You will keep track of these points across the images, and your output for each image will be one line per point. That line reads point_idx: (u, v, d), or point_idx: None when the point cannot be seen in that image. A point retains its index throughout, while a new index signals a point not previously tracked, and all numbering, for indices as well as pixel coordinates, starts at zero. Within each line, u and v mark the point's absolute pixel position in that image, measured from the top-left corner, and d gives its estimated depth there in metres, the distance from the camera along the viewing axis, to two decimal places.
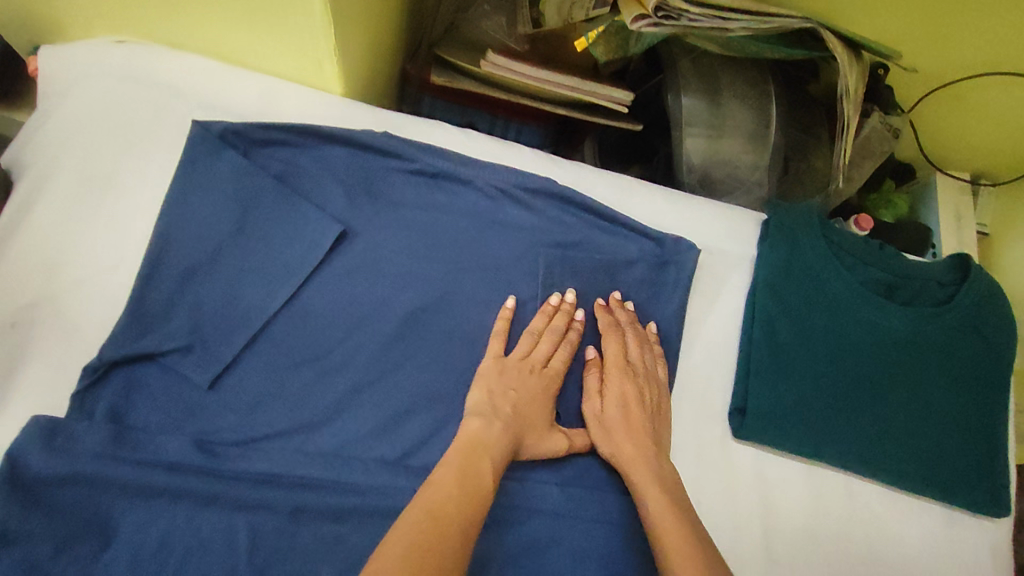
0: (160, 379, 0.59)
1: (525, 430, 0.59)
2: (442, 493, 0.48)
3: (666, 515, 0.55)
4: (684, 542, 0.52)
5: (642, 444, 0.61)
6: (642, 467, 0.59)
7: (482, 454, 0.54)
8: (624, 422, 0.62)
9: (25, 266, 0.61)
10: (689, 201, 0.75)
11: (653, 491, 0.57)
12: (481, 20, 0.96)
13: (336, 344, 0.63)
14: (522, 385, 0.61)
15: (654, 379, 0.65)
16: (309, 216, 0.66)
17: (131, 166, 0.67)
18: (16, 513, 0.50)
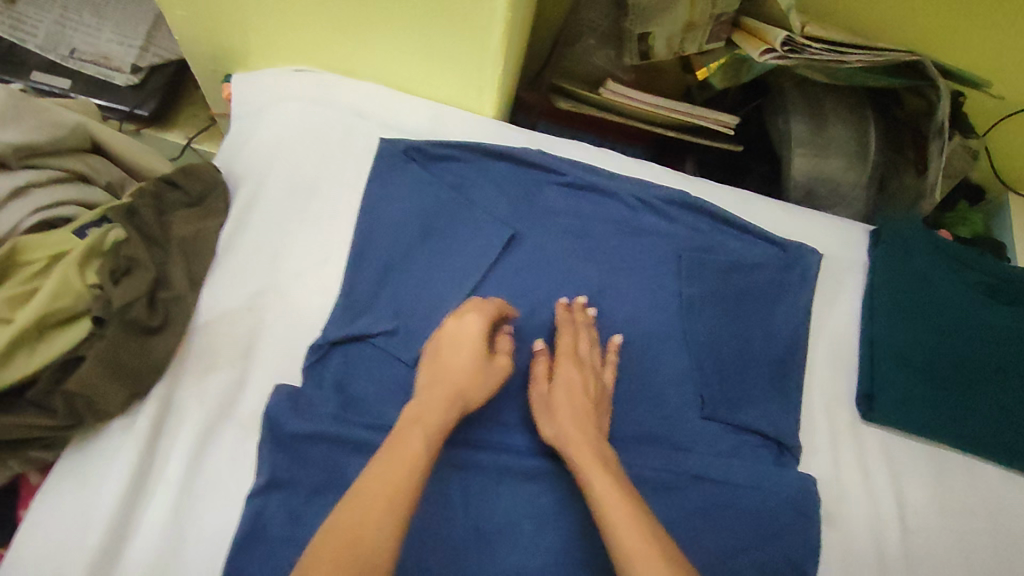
0: (370, 355, 0.68)
1: (452, 384, 0.59)
2: (377, 480, 0.47)
3: (608, 490, 0.53)
4: (630, 518, 0.50)
5: (587, 423, 0.62)
6: (585, 448, 0.59)
7: (418, 427, 0.53)
8: (570, 404, 0.63)
9: (250, 260, 0.71)
10: (803, 214, 0.84)
11: (593, 469, 0.56)
12: (590, 55, 1.04)
13: (512, 331, 0.72)
14: (449, 351, 0.61)
15: (589, 367, 0.67)
16: (483, 221, 0.76)
17: (326, 177, 0.77)
18: (280, 463, 0.61)
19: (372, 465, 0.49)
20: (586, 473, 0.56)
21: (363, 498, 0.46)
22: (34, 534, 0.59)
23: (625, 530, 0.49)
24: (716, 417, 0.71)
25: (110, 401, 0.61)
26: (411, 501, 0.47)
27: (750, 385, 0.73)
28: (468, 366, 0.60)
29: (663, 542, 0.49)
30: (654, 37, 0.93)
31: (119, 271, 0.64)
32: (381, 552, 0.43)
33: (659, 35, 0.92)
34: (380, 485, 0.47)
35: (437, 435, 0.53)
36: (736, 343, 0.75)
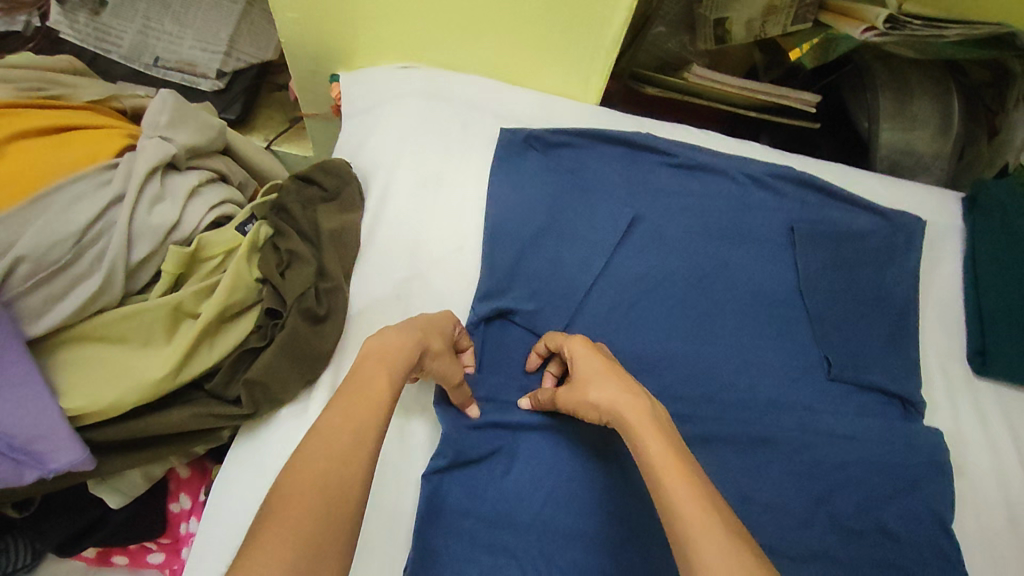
0: (513, 335, 0.72)
1: (427, 340, 0.59)
2: (346, 421, 0.48)
3: (667, 463, 0.48)
4: (690, 492, 0.45)
5: (627, 388, 0.55)
6: (642, 422, 0.52)
7: (383, 374, 0.52)
8: (606, 377, 0.57)
9: (392, 249, 0.74)
10: (897, 185, 0.88)
11: (656, 446, 0.49)
12: (663, 42, 1.06)
13: (644, 307, 0.75)
14: (420, 318, 0.62)
15: (605, 353, 0.63)
16: (603, 204, 0.79)
17: (452, 168, 0.80)
18: (447, 440, 0.64)
19: (344, 406, 0.49)
20: (642, 441, 0.50)
21: (328, 443, 0.46)
22: (224, 519, 0.61)
23: (688, 501, 0.44)
24: (843, 379, 0.74)
25: (287, 389, 0.62)
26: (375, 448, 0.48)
27: (871, 347, 0.76)
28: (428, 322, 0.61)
29: (724, 517, 0.44)
30: (732, 22, 0.96)
31: (282, 265, 0.66)
32: (354, 490, 0.45)
33: (737, 21, 0.95)
34: (344, 426, 0.48)
35: (398, 383, 0.53)
36: (851, 308, 0.78)
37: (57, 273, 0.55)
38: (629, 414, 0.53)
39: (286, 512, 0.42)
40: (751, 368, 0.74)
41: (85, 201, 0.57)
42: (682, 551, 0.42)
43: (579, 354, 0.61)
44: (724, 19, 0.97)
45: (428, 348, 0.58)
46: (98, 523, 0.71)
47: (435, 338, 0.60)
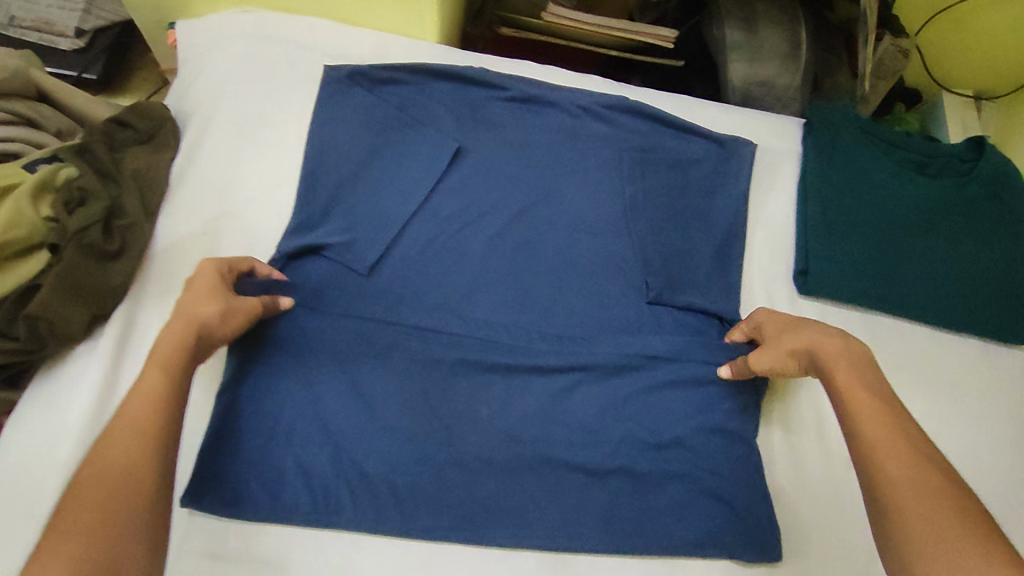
0: (323, 269, 0.71)
1: (198, 311, 0.57)
2: (122, 419, 0.50)
3: (858, 394, 0.56)
4: (882, 414, 0.54)
5: (824, 329, 0.63)
6: (835, 359, 0.60)
7: (157, 371, 0.53)
8: (810, 328, 0.63)
9: (205, 188, 0.73)
10: (738, 114, 0.88)
11: (849, 381, 0.58)
12: None
13: (465, 238, 0.75)
14: (188, 285, 0.60)
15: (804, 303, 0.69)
16: (429, 138, 0.78)
17: (275, 108, 0.79)
18: (246, 368, 0.65)
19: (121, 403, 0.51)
20: (836, 380, 0.58)
21: (107, 450, 0.48)
22: (6, 457, 0.60)
23: (880, 428, 0.53)
24: (663, 301, 0.74)
25: (70, 324, 0.62)
26: (159, 438, 0.50)
27: (693, 270, 0.77)
28: (190, 293, 0.59)
29: (914, 437, 0.52)
30: None
31: (72, 203, 0.65)
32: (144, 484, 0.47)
33: None
34: (123, 425, 0.49)
35: (181, 372, 0.54)
36: (677, 233, 0.79)
37: None
38: (834, 355, 0.60)
39: (67, 522, 0.43)
40: (571, 294, 0.74)
41: None
42: (869, 458, 0.52)
43: (763, 315, 0.68)
44: None
45: (201, 321, 0.57)
46: None
47: (205, 306, 0.58)
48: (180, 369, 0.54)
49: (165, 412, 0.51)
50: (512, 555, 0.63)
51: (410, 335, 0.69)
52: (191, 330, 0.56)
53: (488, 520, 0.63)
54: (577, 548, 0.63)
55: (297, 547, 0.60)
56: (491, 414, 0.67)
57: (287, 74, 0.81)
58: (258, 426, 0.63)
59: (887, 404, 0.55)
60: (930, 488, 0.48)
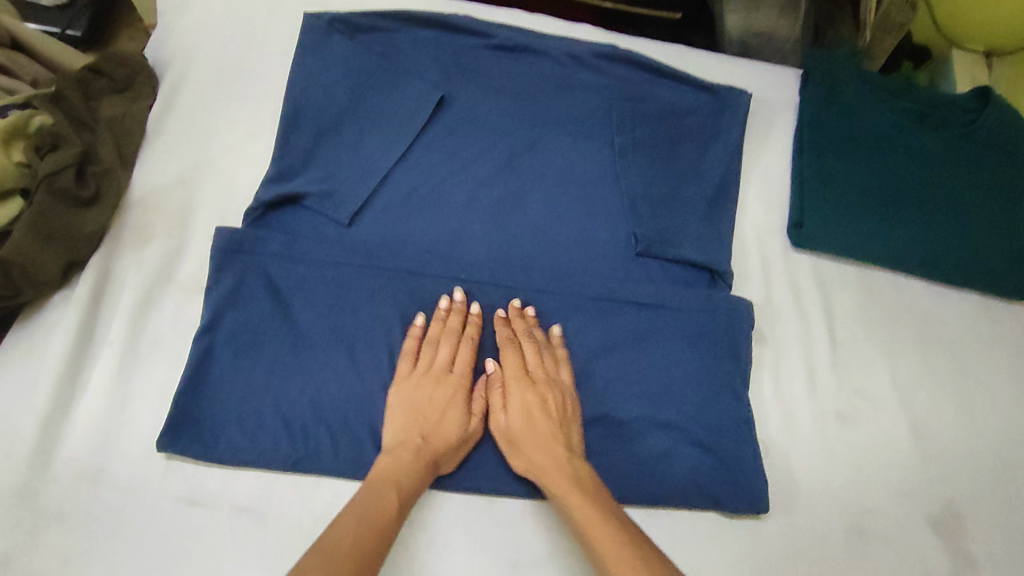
0: (302, 219, 0.69)
1: (448, 420, 0.61)
2: (342, 533, 0.50)
3: (589, 527, 0.54)
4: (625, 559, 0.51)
5: (544, 446, 0.60)
6: (559, 478, 0.58)
7: (394, 489, 0.56)
8: (530, 434, 0.61)
9: (183, 136, 0.72)
10: (733, 63, 0.85)
11: (576, 500, 0.56)
12: None
13: (449, 189, 0.73)
14: (435, 411, 0.61)
15: (514, 365, 0.63)
16: (413, 86, 0.76)
17: (254, 55, 0.77)
18: (220, 314, 0.63)
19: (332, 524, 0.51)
20: (566, 505, 0.56)
21: (336, 551, 0.48)
22: None
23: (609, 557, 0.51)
24: (653, 254, 0.72)
25: (45, 269, 0.61)
26: (382, 538, 0.52)
27: (684, 222, 0.75)
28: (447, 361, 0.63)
29: None
30: None
31: (44, 148, 0.64)
32: None
33: None
34: (343, 536, 0.50)
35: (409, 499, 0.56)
36: (668, 184, 0.77)
37: None
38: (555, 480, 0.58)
39: None
40: (558, 246, 0.72)
41: None
42: None
43: (518, 397, 0.62)
44: None
45: (429, 440, 0.60)
46: None
47: (449, 419, 0.61)
48: (420, 480, 0.58)
49: (393, 516, 0.54)
50: (497, 502, 0.64)
51: (392, 283, 0.67)
52: (447, 444, 0.60)
53: (469, 470, 0.62)
54: None
55: (278, 496, 0.60)
56: (475, 363, 0.66)
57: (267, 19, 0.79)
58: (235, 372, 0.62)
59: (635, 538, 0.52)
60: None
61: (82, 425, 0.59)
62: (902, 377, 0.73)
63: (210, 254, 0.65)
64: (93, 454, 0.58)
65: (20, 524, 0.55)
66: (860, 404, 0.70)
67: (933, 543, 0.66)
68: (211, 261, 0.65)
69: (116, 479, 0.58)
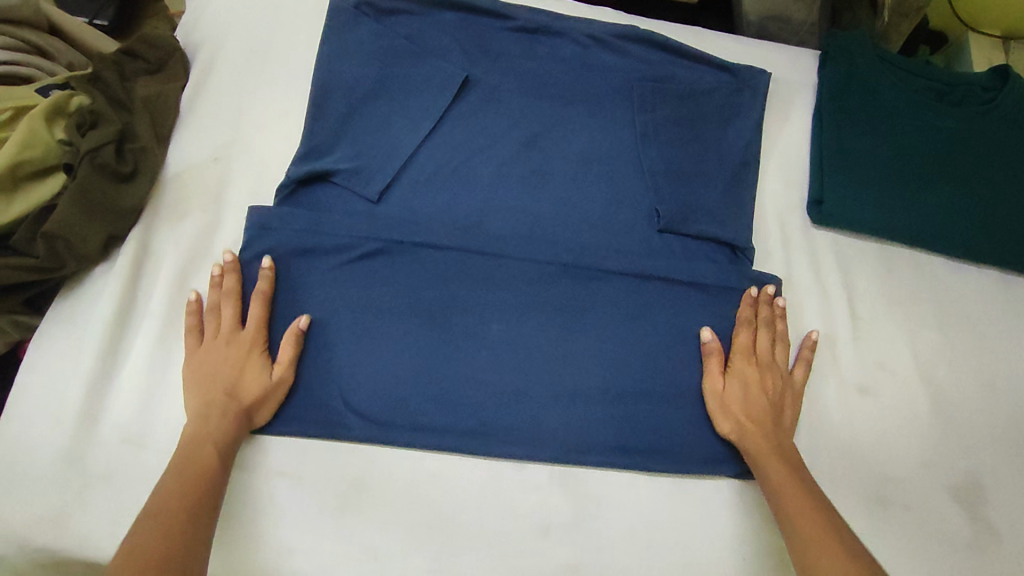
0: (332, 195, 0.71)
1: (737, 403, 0.66)
2: (167, 496, 0.51)
3: (791, 497, 0.58)
4: (820, 531, 0.54)
5: (762, 422, 0.64)
6: (762, 440, 0.63)
7: (211, 446, 0.56)
8: (745, 405, 0.65)
9: (214, 115, 0.73)
10: (750, 43, 0.86)
11: (774, 464, 0.61)
12: None
13: (475, 167, 0.74)
14: (744, 399, 0.66)
15: (745, 350, 0.68)
16: (438, 67, 0.78)
17: (282, 37, 0.79)
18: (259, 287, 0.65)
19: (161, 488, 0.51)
20: (769, 474, 0.61)
21: (164, 515, 0.49)
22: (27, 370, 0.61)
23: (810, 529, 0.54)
24: (676, 230, 0.74)
25: (86, 243, 0.63)
26: (205, 493, 0.52)
27: (705, 199, 0.76)
28: (232, 320, 0.62)
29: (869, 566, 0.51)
30: None
31: (85, 126, 0.66)
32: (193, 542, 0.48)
33: None
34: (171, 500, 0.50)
35: (229, 456, 0.57)
36: (688, 162, 0.78)
37: None
38: (765, 450, 0.62)
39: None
40: (581, 222, 0.73)
41: None
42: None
43: (745, 368, 0.67)
44: None
45: (766, 421, 0.65)
46: None
47: (756, 406, 0.65)
48: (233, 439, 0.58)
49: (215, 476, 0.54)
50: (524, 468, 0.64)
51: (420, 258, 0.68)
52: (254, 397, 0.59)
53: (497, 437, 0.63)
54: (588, 463, 0.64)
55: (311, 462, 0.61)
56: (502, 335, 0.67)
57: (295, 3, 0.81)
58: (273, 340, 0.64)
59: (826, 516, 0.56)
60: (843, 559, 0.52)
61: (125, 392, 0.61)
62: (923, 350, 0.73)
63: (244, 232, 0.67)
64: (136, 419, 0.60)
65: (70, 486, 0.57)
66: (880, 375, 0.71)
67: (953, 510, 0.67)
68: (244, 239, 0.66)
69: (156, 444, 0.59)
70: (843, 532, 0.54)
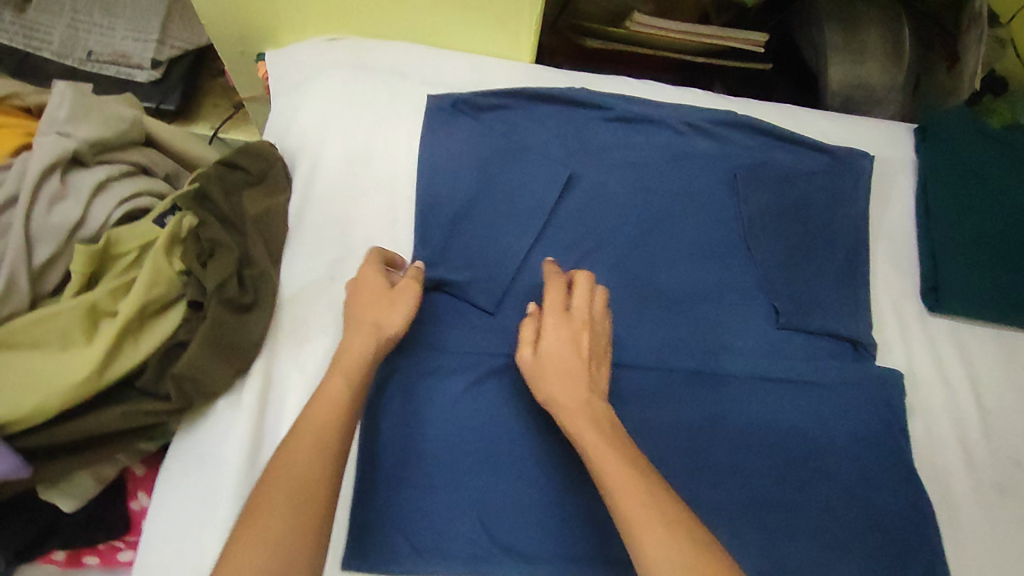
0: (449, 307, 0.71)
1: (557, 366, 0.58)
2: (303, 433, 0.53)
3: (610, 471, 0.50)
4: (642, 509, 0.48)
5: (578, 387, 0.57)
6: (579, 416, 0.55)
7: (338, 377, 0.58)
8: (557, 367, 0.58)
9: (321, 229, 0.72)
10: (844, 120, 0.85)
11: (591, 437, 0.53)
12: None
13: (586, 270, 0.74)
14: (553, 360, 0.58)
15: (576, 305, 0.61)
16: (539, 166, 0.77)
17: (380, 141, 0.78)
18: (393, 417, 0.66)
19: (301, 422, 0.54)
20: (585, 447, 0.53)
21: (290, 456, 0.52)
22: (167, 517, 0.61)
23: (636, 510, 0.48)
24: (794, 328, 0.73)
25: (216, 381, 0.62)
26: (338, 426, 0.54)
27: (822, 294, 0.74)
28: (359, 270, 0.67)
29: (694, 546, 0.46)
30: None
31: (204, 255, 0.65)
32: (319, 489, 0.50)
33: None
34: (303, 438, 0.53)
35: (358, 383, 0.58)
36: (799, 254, 0.76)
37: None
38: (581, 419, 0.55)
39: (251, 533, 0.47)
40: (698, 325, 0.73)
41: None
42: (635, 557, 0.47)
43: (553, 333, 0.59)
44: None
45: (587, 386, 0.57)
46: (52, 526, 0.70)
47: (569, 374, 0.57)
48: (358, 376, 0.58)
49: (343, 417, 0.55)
50: None
51: None
52: (382, 315, 0.62)
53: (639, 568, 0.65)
54: None
55: None
56: None
57: (389, 105, 0.80)
58: (413, 448, 0.65)
59: (648, 488, 0.49)
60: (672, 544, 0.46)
61: None
62: None
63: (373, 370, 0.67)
64: None
65: None
66: (1014, 472, 0.70)
67: None
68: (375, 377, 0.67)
69: None
70: (665, 507, 0.48)
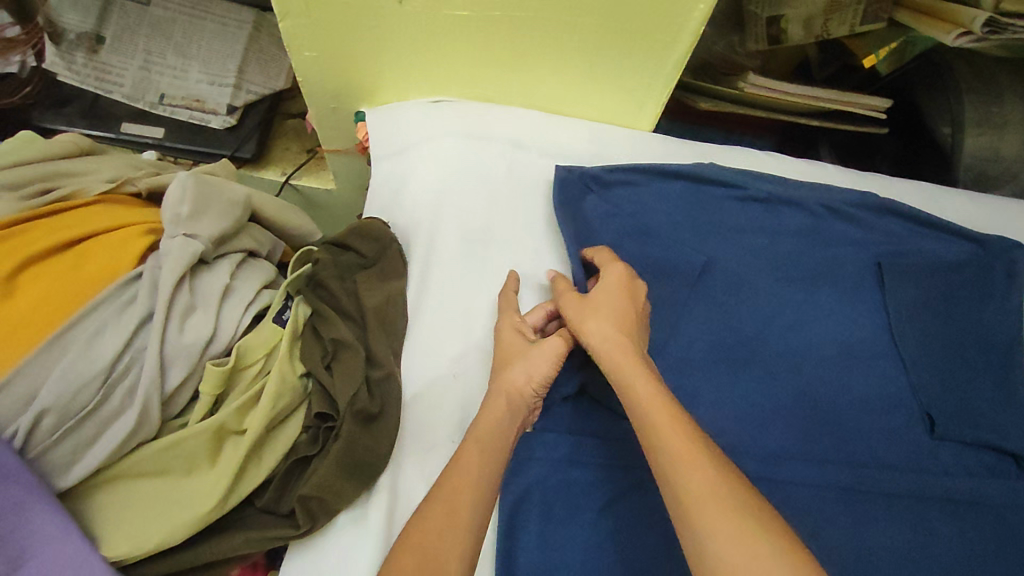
0: (583, 409, 0.66)
1: (604, 304, 0.59)
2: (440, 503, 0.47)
3: (652, 397, 0.49)
4: (680, 431, 0.46)
5: (625, 325, 0.58)
6: (624, 349, 0.55)
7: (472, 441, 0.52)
8: (608, 305, 0.59)
9: (443, 320, 0.67)
10: (987, 204, 0.79)
11: (637, 369, 0.53)
12: (713, 44, 0.92)
13: (726, 369, 0.68)
14: (607, 297, 0.60)
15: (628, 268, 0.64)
16: (672, 249, 0.71)
17: (500, 220, 0.73)
18: (531, 540, 0.60)
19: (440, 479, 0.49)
20: (627, 374, 0.52)
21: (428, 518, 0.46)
22: None
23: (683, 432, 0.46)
24: (954, 439, 0.67)
25: (343, 497, 0.56)
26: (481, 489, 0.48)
27: (980, 400, 0.69)
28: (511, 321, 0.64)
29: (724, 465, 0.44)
30: (787, 21, 0.83)
31: (328, 356, 0.59)
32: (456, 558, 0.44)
33: (794, 19, 0.82)
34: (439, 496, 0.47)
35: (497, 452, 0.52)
36: (953, 356, 0.70)
37: (86, 417, 0.49)
38: (623, 350, 0.55)
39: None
40: (850, 433, 0.67)
41: (107, 333, 0.51)
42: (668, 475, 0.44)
43: (611, 278, 0.61)
44: (780, 17, 0.83)
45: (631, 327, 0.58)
46: None
47: (616, 312, 0.59)
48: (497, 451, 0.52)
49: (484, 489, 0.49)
50: None
51: None
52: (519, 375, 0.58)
53: None
54: None
55: None
56: None
57: (508, 180, 0.75)
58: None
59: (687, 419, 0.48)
60: (707, 459, 0.44)
61: None
62: None
63: (507, 484, 0.61)
64: None
65: None
66: None
67: None
68: (509, 492, 0.61)
69: None
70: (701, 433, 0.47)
